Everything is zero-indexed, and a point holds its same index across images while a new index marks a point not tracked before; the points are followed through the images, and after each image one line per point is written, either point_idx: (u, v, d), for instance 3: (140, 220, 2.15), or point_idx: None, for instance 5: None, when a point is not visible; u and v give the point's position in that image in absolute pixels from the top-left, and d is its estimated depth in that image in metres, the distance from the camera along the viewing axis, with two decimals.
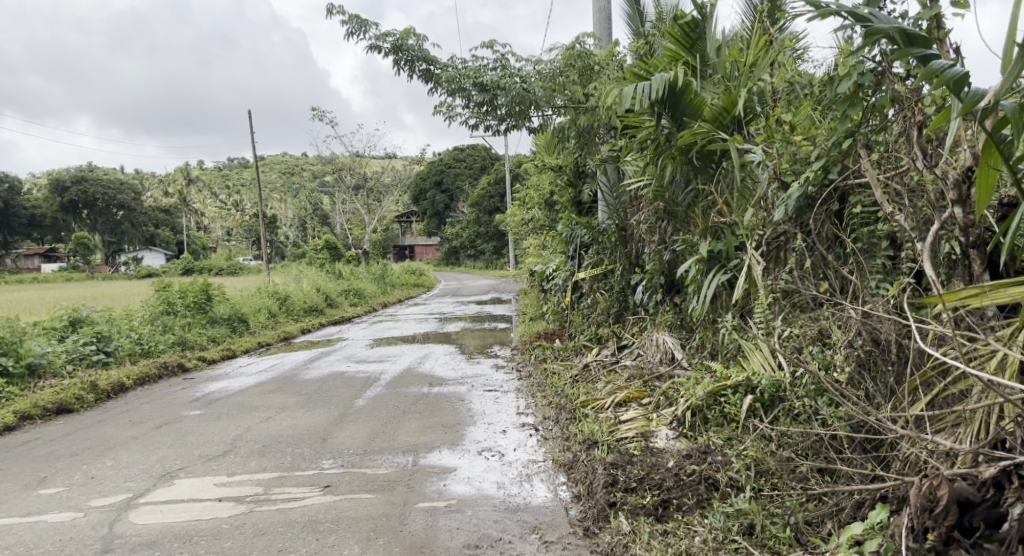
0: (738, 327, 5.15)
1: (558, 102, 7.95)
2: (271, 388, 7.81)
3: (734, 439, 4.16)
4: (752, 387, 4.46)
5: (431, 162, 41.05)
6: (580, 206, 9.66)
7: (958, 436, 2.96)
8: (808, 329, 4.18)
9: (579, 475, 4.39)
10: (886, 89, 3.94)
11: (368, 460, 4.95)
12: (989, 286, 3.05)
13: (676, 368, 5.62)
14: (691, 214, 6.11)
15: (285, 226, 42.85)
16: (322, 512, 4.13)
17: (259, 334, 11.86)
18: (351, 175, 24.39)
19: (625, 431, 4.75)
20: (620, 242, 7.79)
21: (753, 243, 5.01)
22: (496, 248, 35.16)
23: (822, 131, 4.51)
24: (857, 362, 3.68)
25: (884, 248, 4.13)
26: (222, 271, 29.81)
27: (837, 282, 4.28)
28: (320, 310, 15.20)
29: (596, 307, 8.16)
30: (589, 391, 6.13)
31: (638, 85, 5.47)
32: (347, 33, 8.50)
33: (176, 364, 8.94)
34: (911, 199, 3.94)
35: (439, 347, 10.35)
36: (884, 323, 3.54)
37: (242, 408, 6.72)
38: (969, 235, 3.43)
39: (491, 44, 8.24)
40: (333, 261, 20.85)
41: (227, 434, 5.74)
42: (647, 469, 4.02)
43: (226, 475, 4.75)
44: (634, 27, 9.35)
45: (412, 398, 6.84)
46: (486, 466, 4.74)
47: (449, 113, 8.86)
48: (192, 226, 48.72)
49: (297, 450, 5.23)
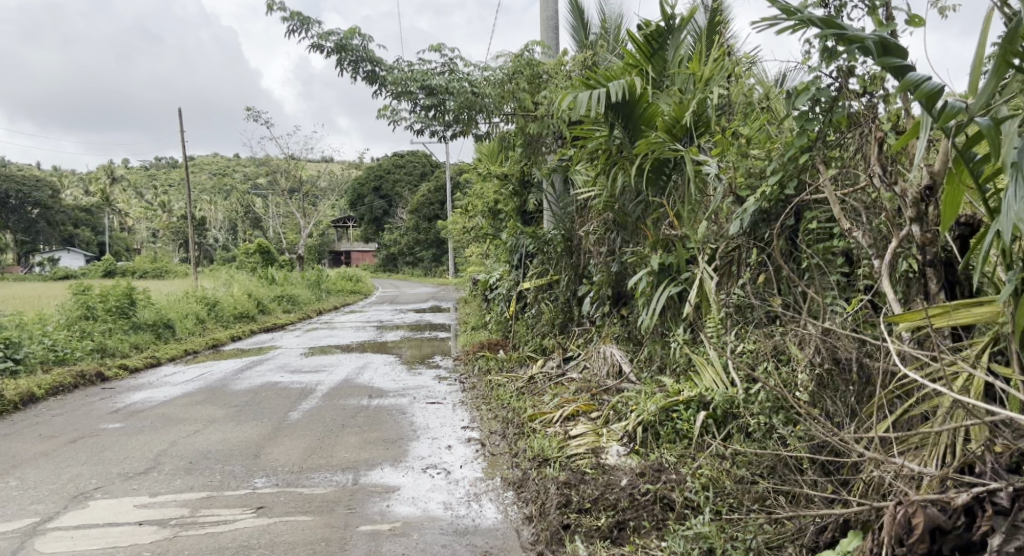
0: (689, 342, 5.06)
1: (507, 109, 7.82)
2: (198, 398, 7.38)
3: (688, 457, 4.05)
4: (705, 404, 4.36)
5: (369, 167, 40.48)
6: (525, 216, 9.54)
7: (924, 459, 2.91)
8: (764, 345, 4.11)
9: (529, 495, 4.21)
10: (843, 106, 3.93)
11: (305, 479, 4.67)
12: (954, 305, 2.99)
13: (624, 382, 5.52)
14: (640, 225, 6.04)
15: (215, 228, 41.52)
16: (255, 537, 3.84)
17: (186, 342, 11.32)
18: (286, 178, 23.74)
19: (575, 447, 4.60)
20: (567, 253, 7.68)
21: (705, 256, 4.95)
22: (435, 256, 34.83)
23: (777, 146, 4.48)
24: (816, 381, 3.63)
25: (838, 265, 4.10)
26: (146, 274, 28.61)
27: (792, 298, 4.23)
28: (251, 317, 14.66)
29: (542, 318, 8.03)
30: (535, 405, 5.97)
31: (592, 93, 5.43)
32: (287, 31, 8.19)
33: (93, 374, 8.41)
34: (868, 216, 3.91)
35: (378, 357, 10.05)
36: (844, 341, 3.49)
37: (166, 421, 6.31)
38: (926, 253, 3.38)
39: (439, 48, 8.07)
40: (266, 266, 20.21)
41: (149, 450, 5.36)
42: (601, 489, 3.89)
43: (148, 496, 4.40)
44: (580, 39, 9.29)
45: (351, 411, 6.56)
46: (432, 485, 4.53)
47: (393, 117, 8.63)
48: (115, 227, 46.81)
49: (227, 467, 4.91)
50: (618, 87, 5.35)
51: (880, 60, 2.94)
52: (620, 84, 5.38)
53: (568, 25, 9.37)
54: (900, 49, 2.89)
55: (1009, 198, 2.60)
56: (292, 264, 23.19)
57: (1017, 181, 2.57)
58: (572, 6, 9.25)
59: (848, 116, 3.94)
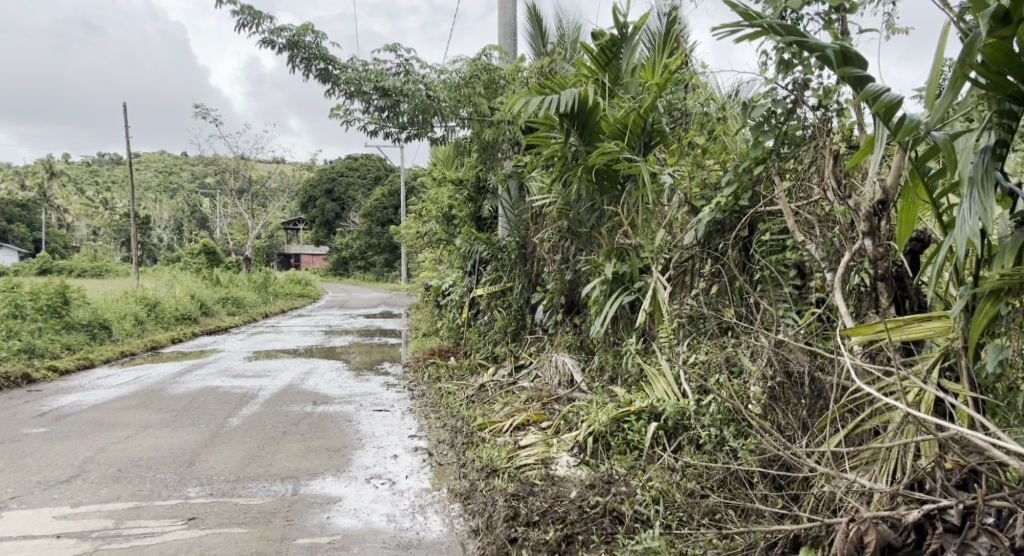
0: (641, 352, 5.01)
1: (462, 113, 7.71)
2: (132, 403, 7.05)
3: (638, 469, 3.98)
4: (656, 415, 4.30)
5: (322, 170, 39.91)
6: (480, 222, 9.45)
7: (874, 475, 2.86)
8: (716, 357, 4.07)
9: (475, 507, 4.09)
10: (797, 118, 3.93)
11: (241, 489, 4.46)
12: (905, 319, 2.94)
13: (575, 391, 5.46)
14: (595, 234, 6.00)
15: (159, 227, 40.39)
16: (184, 551, 3.65)
17: (123, 343, 10.91)
18: (234, 178, 23.21)
19: (525, 457, 4.50)
20: (520, 260, 7.61)
21: (658, 266, 4.92)
22: (387, 261, 34.49)
23: (733, 157, 4.46)
24: (768, 393, 3.59)
25: (791, 276, 4.08)
26: (84, 271, 27.66)
27: (745, 310, 4.20)
28: (194, 318, 14.22)
29: (494, 326, 7.92)
30: (485, 414, 5.84)
31: (547, 98, 5.38)
32: (238, 25, 7.96)
33: (19, 376, 8.02)
34: (822, 229, 3.90)
35: (325, 362, 9.81)
36: (796, 354, 3.46)
37: (96, 426, 6.02)
38: (878, 268, 3.34)
39: (394, 49, 7.94)
40: (210, 267, 19.68)
41: (75, 456, 5.08)
42: (550, 502, 3.79)
43: (70, 506, 4.14)
44: (536, 47, 9.27)
45: (294, 418, 6.34)
46: (376, 496, 4.37)
47: (346, 117, 8.47)
48: (53, 223, 45.18)
49: (159, 475, 4.67)
50: (569, 96, 5.34)
51: (839, 69, 2.92)
52: (572, 93, 5.39)
53: (525, 33, 9.34)
54: (861, 58, 2.88)
55: (963, 212, 2.58)
56: (238, 265, 22.62)
57: (972, 195, 2.57)
58: (530, 13, 9.23)
59: (802, 128, 3.94)
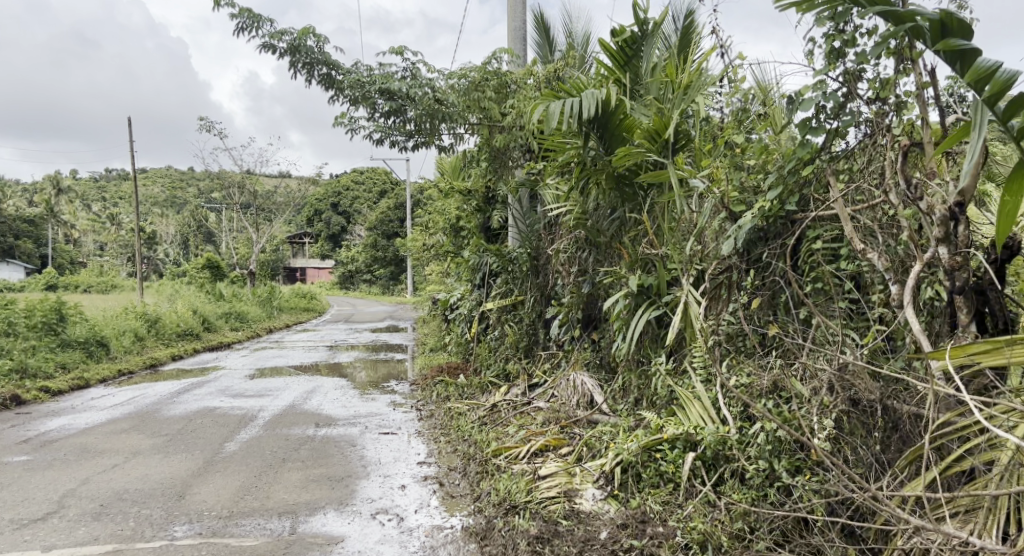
0: (672, 372, 4.56)
1: (471, 119, 7.35)
2: (123, 426, 6.63)
3: (675, 507, 3.56)
4: (692, 444, 3.81)
5: (327, 184, 39.61)
6: (489, 234, 9.04)
7: (979, 528, 2.46)
8: (761, 380, 3.61)
9: (493, 549, 3.65)
10: (850, 114, 3.52)
11: (232, 527, 4.03)
12: (1008, 341, 2.50)
13: (597, 413, 5.02)
14: (615, 244, 5.58)
15: (165, 242, 40.10)
16: None
17: (121, 362, 10.51)
18: (239, 194, 22.87)
19: (546, 490, 4.04)
20: (532, 272, 7.25)
21: (689, 278, 4.50)
22: (393, 273, 34.14)
23: (776, 158, 4.04)
24: (829, 424, 3.15)
25: (847, 290, 3.64)
26: (88, 287, 27.23)
27: (793, 327, 3.75)
28: (195, 334, 13.80)
29: (505, 341, 7.47)
30: (498, 437, 5.40)
31: (565, 101, 4.95)
32: (237, 29, 7.60)
33: (8, 400, 7.61)
34: (883, 237, 3.46)
35: (329, 380, 9.39)
36: (862, 382, 3.07)
37: (83, 453, 5.60)
38: (955, 279, 2.94)
39: (400, 52, 7.55)
40: (214, 281, 19.28)
41: (55, 489, 4.67)
42: (579, 546, 3.38)
43: (41, 550, 3.74)
44: (544, 54, 8.91)
45: (295, 443, 5.91)
46: (382, 536, 3.94)
47: (351, 125, 8.08)
48: (60, 238, 44.85)
49: (144, 511, 4.25)
50: (590, 97, 4.88)
51: (936, 40, 2.56)
52: (594, 94, 4.92)
53: (531, 41, 9.00)
54: (964, 28, 2.50)
55: None
56: (244, 279, 22.23)
57: None
58: (538, 20, 8.87)
59: (856, 123, 3.53)
